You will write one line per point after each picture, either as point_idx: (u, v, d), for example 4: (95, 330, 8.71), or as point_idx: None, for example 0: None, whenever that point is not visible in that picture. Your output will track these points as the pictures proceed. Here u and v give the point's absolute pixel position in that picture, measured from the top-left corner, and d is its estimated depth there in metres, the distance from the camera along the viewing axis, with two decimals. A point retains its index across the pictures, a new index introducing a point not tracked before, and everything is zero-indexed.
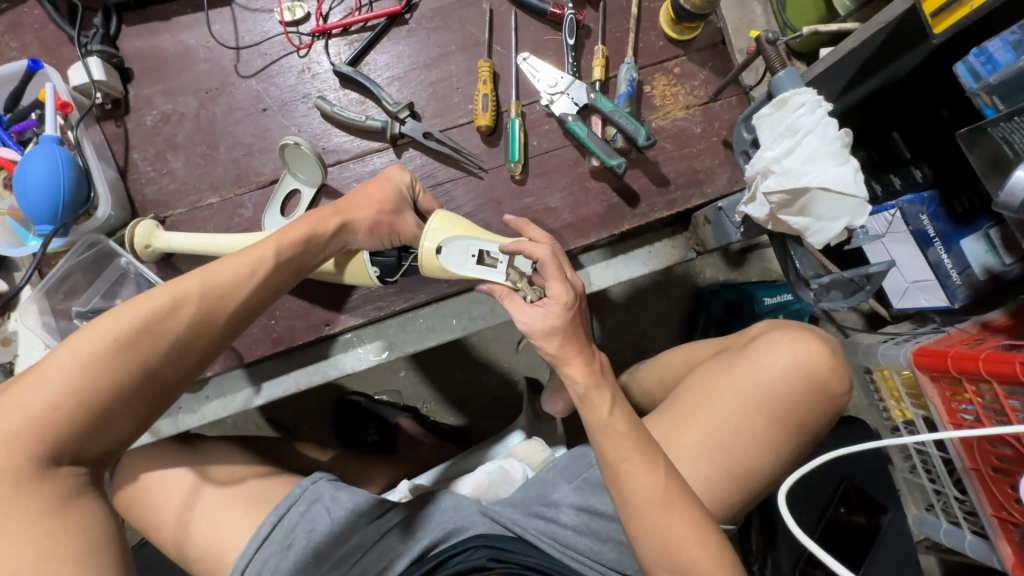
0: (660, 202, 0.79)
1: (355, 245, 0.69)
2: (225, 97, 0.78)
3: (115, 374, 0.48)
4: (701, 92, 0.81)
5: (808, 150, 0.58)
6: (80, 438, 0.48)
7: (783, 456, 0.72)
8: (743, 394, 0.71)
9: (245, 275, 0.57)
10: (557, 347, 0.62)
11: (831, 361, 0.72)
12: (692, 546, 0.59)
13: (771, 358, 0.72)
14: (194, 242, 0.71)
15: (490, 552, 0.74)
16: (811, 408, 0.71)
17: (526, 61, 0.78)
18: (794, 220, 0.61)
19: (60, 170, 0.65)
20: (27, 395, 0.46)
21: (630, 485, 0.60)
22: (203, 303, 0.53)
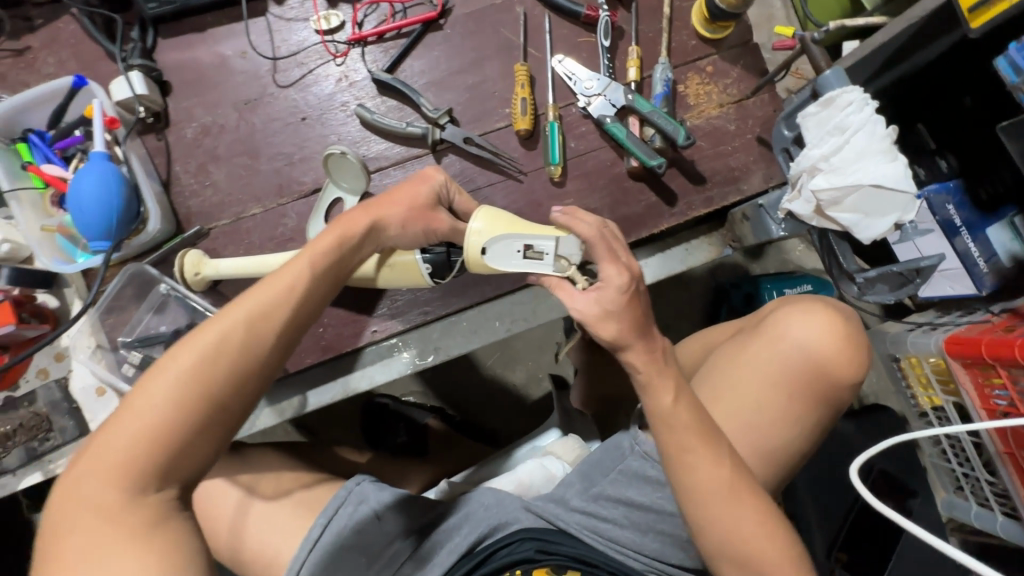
0: (697, 200, 0.80)
1: (392, 241, 0.67)
2: (263, 107, 0.78)
3: (186, 412, 0.47)
4: (734, 90, 0.82)
5: (858, 148, 0.60)
6: (168, 473, 0.47)
7: (811, 430, 0.71)
8: (761, 372, 0.70)
9: (288, 288, 0.53)
10: (615, 332, 0.60)
11: (847, 328, 0.70)
12: (749, 535, 0.61)
13: (789, 333, 0.70)
14: (241, 266, 0.71)
15: (537, 544, 0.75)
16: (833, 379, 0.69)
17: (562, 64, 0.79)
18: (842, 216, 0.62)
19: (113, 188, 0.65)
20: (113, 436, 0.46)
21: (695, 476, 0.61)
22: (253, 326, 0.51)
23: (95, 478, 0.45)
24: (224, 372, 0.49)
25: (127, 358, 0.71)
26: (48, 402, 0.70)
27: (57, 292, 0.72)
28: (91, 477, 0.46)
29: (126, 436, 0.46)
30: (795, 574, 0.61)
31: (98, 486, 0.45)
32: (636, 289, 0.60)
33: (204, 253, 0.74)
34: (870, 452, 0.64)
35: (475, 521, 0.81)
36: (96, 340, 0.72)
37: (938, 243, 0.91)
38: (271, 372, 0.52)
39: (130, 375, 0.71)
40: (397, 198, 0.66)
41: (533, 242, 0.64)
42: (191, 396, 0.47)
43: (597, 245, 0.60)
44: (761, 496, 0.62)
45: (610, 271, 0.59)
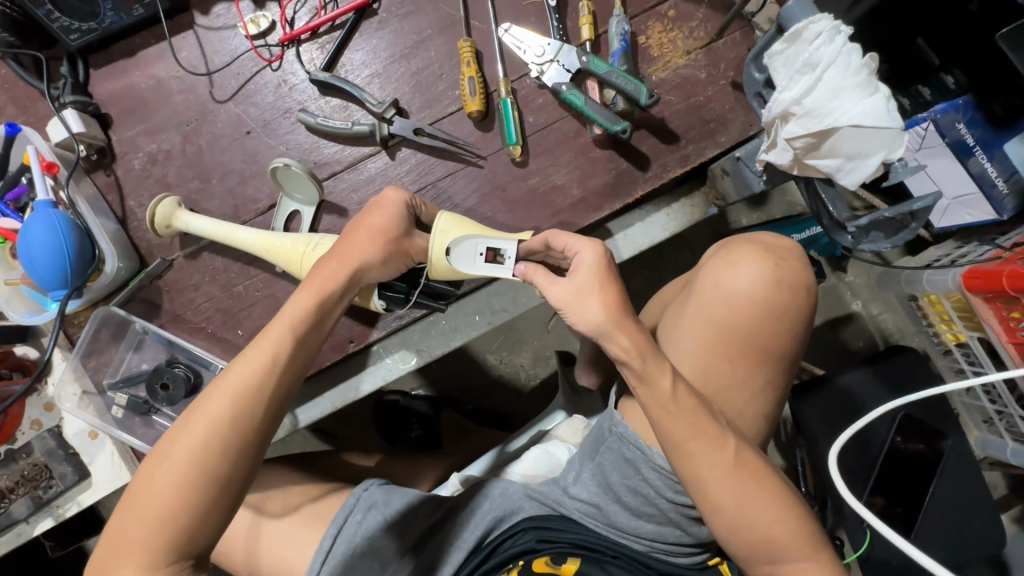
0: (672, 160, 0.75)
1: (375, 279, 0.66)
2: (206, 127, 0.75)
3: (195, 489, 0.51)
4: (701, 32, 0.75)
5: (831, 86, 0.53)
6: (188, 543, 0.51)
7: (763, 393, 0.65)
8: (706, 325, 0.64)
9: (269, 356, 0.55)
10: (602, 306, 0.55)
11: (785, 273, 0.65)
12: (764, 523, 0.57)
13: (727, 282, 0.65)
14: (213, 229, 0.70)
15: (537, 534, 0.75)
16: (766, 333, 0.64)
17: (509, 33, 0.74)
18: (822, 163, 0.57)
19: (61, 235, 0.64)
20: (134, 514, 0.50)
21: (695, 464, 0.57)
22: (242, 398, 0.53)
23: (118, 557, 0.49)
24: (221, 448, 0.52)
25: (115, 399, 0.73)
26: (44, 451, 0.71)
27: (36, 342, 0.72)
28: (116, 559, 0.50)
29: (144, 515, 0.50)
30: (812, 547, 0.58)
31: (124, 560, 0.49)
32: (609, 268, 0.57)
33: (184, 204, 0.73)
34: (857, 432, 0.67)
35: (480, 514, 0.81)
36: (81, 386, 0.72)
37: (950, 167, 0.82)
38: (269, 434, 0.55)
39: (121, 416, 0.73)
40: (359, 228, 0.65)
41: (494, 246, 0.63)
42: (191, 474, 0.51)
43: (555, 236, 0.61)
44: (769, 476, 0.59)
45: (579, 245, 0.59)
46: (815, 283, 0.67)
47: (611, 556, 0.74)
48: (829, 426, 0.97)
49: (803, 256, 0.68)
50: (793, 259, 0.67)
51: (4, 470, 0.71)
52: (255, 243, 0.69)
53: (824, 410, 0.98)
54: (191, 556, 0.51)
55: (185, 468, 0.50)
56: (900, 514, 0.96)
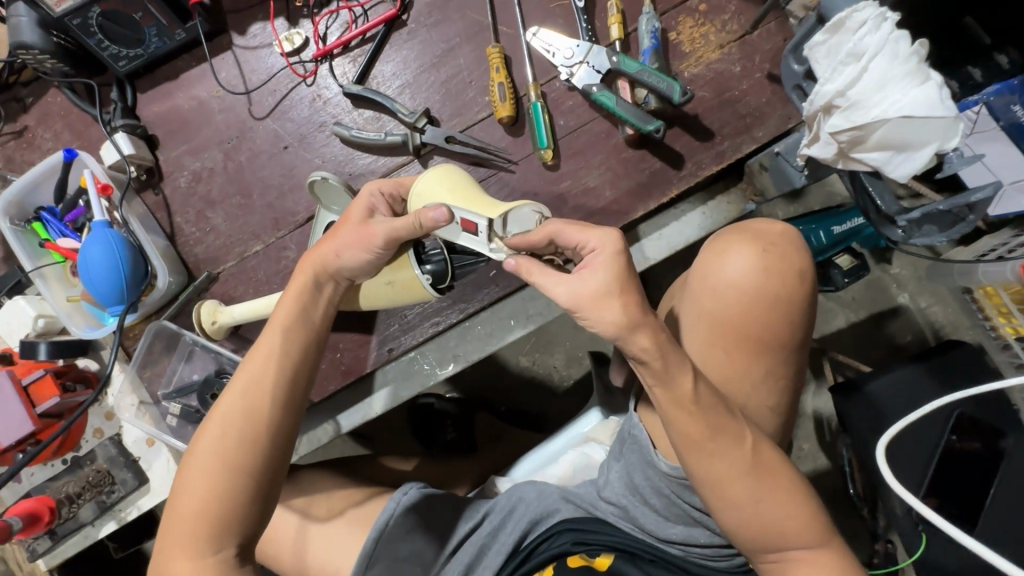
0: (707, 157, 0.73)
1: (348, 269, 0.66)
2: (246, 143, 0.78)
3: (226, 479, 0.55)
4: (734, 25, 0.73)
5: (876, 77, 0.51)
6: (232, 528, 0.54)
7: (766, 381, 0.62)
8: (700, 319, 0.63)
9: (267, 358, 0.59)
10: (619, 313, 0.52)
11: (773, 259, 0.61)
12: (773, 514, 0.56)
13: (716, 273, 0.62)
14: (255, 307, 0.72)
15: (573, 536, 0.76)
16: (769, 321, 0.61)
17: (537, 37, 0.73)
18: (868, 156, 0.54)
19: (117, 254, 0.67)
20: (179, 511, 0.54)
21: (715, 463, 0.56)
22: (251, 392, 0.58)
23: (172, 550, 0.53)
24: (252, 451, 0.56)
25: (169, 409, 0.76)
26: (106, 458, 0.75)
27: (94, 355, 0.76)
28: (169, 555, 0.54)
29: (187, 509, 0.54)
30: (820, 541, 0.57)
31: (179, 549, 0.53)
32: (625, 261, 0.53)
33: (221, 302, 0.76)
34: (896, 421, 0.66)
35: (517, 516, 0.81)
36: (138, 397, 0.76)
37: (1007, 153, 0.77)
38: (287, 424, 0.59)
39: (175, 425, 0.76)
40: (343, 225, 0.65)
41: (462, 216, 0.62)
42: (220, 471, 0.55)
43: (560, 231, 0.57)
44: (779, 471, 0.57)
45: (591, 238, 0.54)
46: (810, 264, 0.63)
47: (649, 559, 0.73)
48: (878, 422, 0.93)
49: (802, 242, 0.64)
50: (781, 239, 0.63)
51: (70, 476, 0.75)
52: None
53: (870, 409, 0.94)
54: (235, 541, 0.54)
55: (213, 460, 0.55)
56: (956, 515, 0.91)
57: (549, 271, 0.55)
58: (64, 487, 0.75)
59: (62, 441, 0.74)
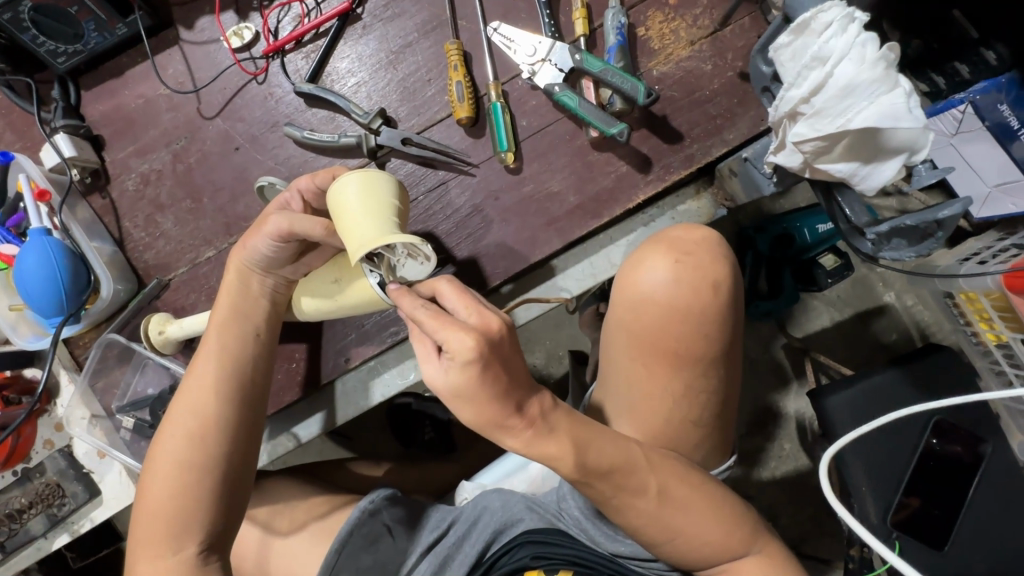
0: (676, 160, 0.70)
1: (261, 265, 0.63)
2: (196, 145, 0.74)
3: (181, 481, 0.57)
4: (706, 21, 0.70)
5: (843, 82, 0.47)
6: (191, 527, 0.57)
7: (686, 396, 0.60)
8: (621, 335, 0.61)
9: (208, 362, 0.62)
10: (474, 413, 0.44)
11: (686, 270, 0.59)
12: (697, 533, 0.54)
13: (634, 287, 0.60)
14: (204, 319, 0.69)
15: (533, 550, 0.75)
16: (686, 335, 0.59)
17: (498, 32, 0.70)
18: (835, 168, 0.50)
19: (55, 262, 0.64)
20: (144, 514, 0.58)
21: (631, 501, 0.52)
22: (196, 397, 0.60)
23: (143, 552, 0.57)
24: (202, 446, 0.59)
25: (123, 422, 0.74)
26: (56, 471, 0.73)
27: (41, 366, 0.74)
28: (140, 557, 0.57)
29: (151, 514, 0.57)
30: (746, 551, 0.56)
31: (148, 549, 0.56)
32: (486, 362, 0.43)
33: (172, 315, 0.73)
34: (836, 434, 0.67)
35: (481, 526, 0.80)
36: (90, 409, 0.73)
37: (991, 155, 0.74)
38: (231, 423, 0.61)
39: (129, 438, 0.74)
40: (255, 233, 0.61)
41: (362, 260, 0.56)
42: (176, 473, 0.58)
43: (434, 313, 0.44)
44: (701, 488, 0.56)
45: (451, 335, 0.43)
46: (727, 274, 0.60)
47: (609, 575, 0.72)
48: (856, 426, 0.91)
49: (725, 248, 0.62)
50: (701, 248, 0.61)
51: (20, 489, 0.73)
52: None
53: (850, 411, 0.92)
54: (193, 540, 0.57)
55: (168, 464, 0.58)
56: (935, 516, 0.90)
57: (423, 337, 0.45)
58: (13, 500, 0.73)
59: (11, 453, 0.72)
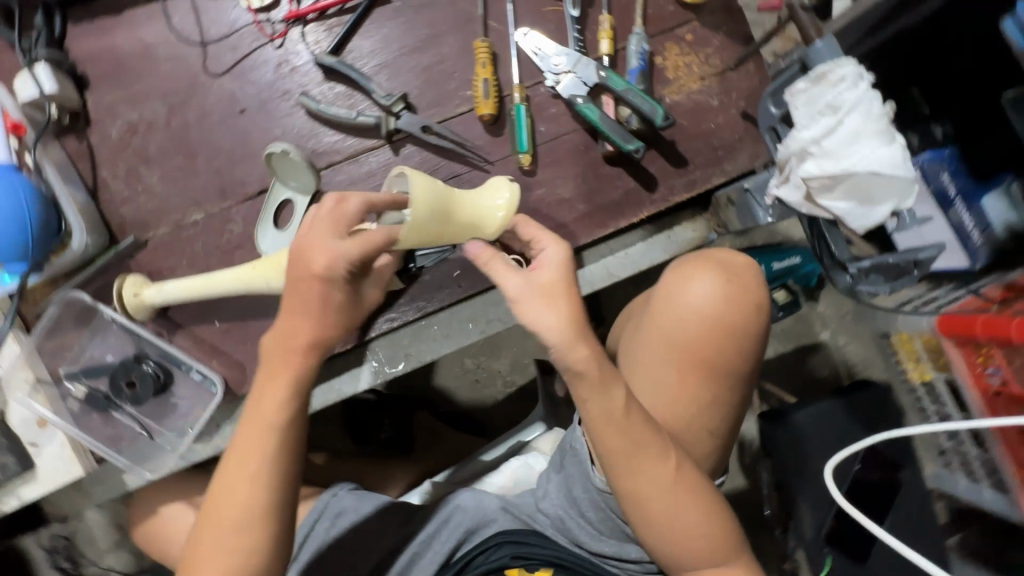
0: (679, 183, 0.75)
1: (324, 288, 0.55)
2: (196, 101, 0.70)
3: (252, 524, 0.55)
4: (717, 60, 0.75)
5: (851, 130, 0.53)
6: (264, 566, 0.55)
7: (709, 407, 0.63)
8: (657, 337, 0.64)
9: (274, 395, 0.55)
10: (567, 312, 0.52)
11: (732, 290, 0.63)
12: (692, 532, 0.59)
13: (680, 295, 0.63)
14: (188, 288, 0.66)
15: (512, 549, 0.75)
16: (723, 350, 0.62)
17: (527, 38, 0.71)
18: (833, 204, 0.56)
19: (23, 202, 0.57)
20: (211, 556, 0.54)
21: (639, 480, 0.57)
22: (262, 433, 0.55)
23: None
24: (274, 486, 0.55)
25: (72, 390, 0.67)
26: None
27: None
28: None
29: (219, 557, 0.54)
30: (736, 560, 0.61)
31: None
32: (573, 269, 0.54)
33: (149, 278, 0.68)
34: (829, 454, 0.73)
35: (452, 526, 0.79)
36: (34, 373, 0.65)
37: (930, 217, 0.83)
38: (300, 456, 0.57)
39: (76, 409, 0.67)
40: (297, 262, 0.55)
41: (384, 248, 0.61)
42: (249, 515, 0.54)
43: (523, 224, 0.57)
44: (705, 493, 0.60)
45: (545, 241, 0.56)
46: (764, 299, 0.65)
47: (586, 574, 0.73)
48: (802, 447, 0.99)
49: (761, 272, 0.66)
50: (747, 271, 0.64)
51: None
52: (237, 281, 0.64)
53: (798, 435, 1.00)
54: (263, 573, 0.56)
55: (242, 507, 0.54)
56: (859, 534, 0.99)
57: (497, 258, 0.53)
58: None
59: None
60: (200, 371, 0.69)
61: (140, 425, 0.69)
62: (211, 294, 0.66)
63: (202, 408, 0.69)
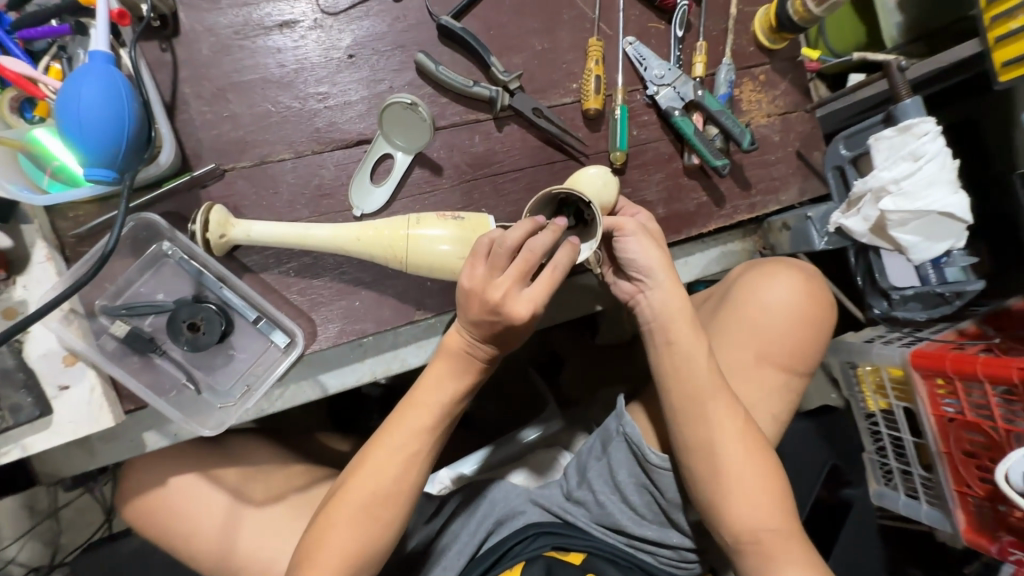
0: (742, 205, 0.82)
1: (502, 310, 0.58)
2: (302, 36, 0.66)
3: (402, 474, 0.62)
4: (782, 102, 0.84)
5: (928, 176, 0.64)
6: (393, 513, 0.62)
7: (779, 390, 0.73)
8: (736, 324, 0.73)
9: (463, 375, 0.63)
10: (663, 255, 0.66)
11: (804, 297, 0.73)
12: (754, 497, 0.64)
13: (762, 291, 0.73)
14: (280, 233, 0.59)
15: (552, 539, 0.75)
16: (790, 343, 0.73)
17: (634, 48, 0.76)
18: (903, 236, 0.67)
19: (122, 100, 0.50)
20: (360, 484, 0.61)
21: (708, 430, 0.64)
22: (440, 407, 0.63)
23: (344, 512, 0.61)
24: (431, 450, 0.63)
25: (111, 326, 0.59)
26: None
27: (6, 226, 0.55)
28: (340, 518, 0.61)
29: (366, 491, 0.61)
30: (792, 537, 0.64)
31: (351, 519, 0.60)
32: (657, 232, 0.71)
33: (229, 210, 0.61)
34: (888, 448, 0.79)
35: (481, 517, 0.81)
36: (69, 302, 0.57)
37: None
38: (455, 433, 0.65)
39: (113, 348, 0.59)
40: (472, 302, 0.57)
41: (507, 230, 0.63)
42: (404, 465, 0.62)
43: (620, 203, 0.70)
44: (767, 463, 0.66)
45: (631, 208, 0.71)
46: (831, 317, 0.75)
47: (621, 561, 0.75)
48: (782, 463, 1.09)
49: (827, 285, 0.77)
50: (819, 284, 0.75)
51: None
52: (343, 236, 0.60)
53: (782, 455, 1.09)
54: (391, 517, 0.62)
55: (403, 459, 0.62)
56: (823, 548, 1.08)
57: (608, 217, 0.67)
58: None
59: None
60: (264, 319, 0.63)
61: (184, 373, 0.62)
62: (304, 248, 0.60)
63: (264, 365, 0.64)
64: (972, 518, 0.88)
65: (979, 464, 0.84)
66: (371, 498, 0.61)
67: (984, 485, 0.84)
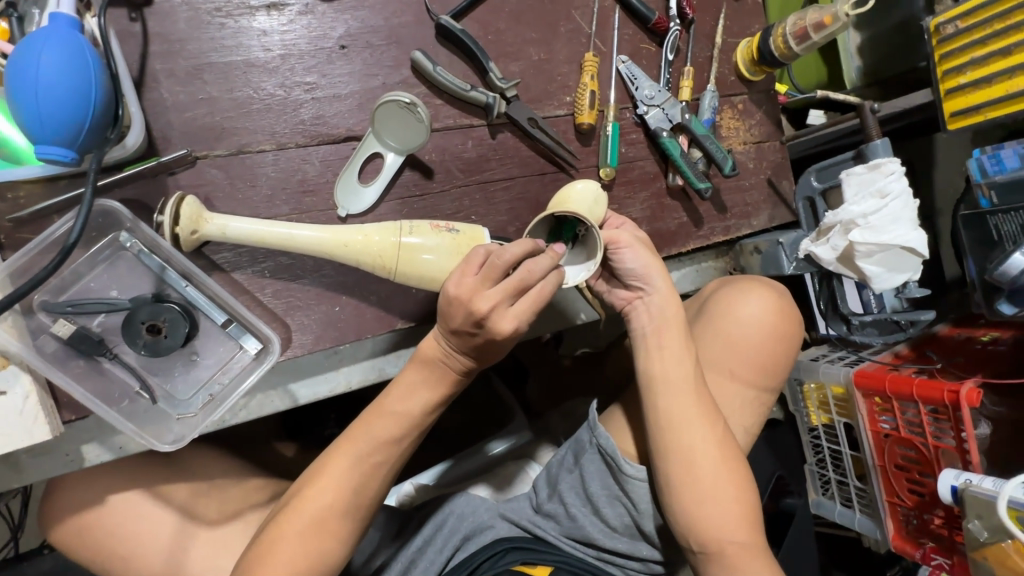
0: (718, 227, 0.85)
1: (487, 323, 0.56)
2: (290, 20, 0.61)
3: (359, 481, 0.58)
4: (757, 131, 0.88)
5: (893, 213, 0.69)
6: (349, 520, 0.58)
7: (750, 402, 0.75)
8: (715, 334, 0.76)
9: (432, 381, 0.59)
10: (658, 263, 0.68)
11: (777, 317, 0.76)
12: (728, 505, 0.65)
13: (739, 304, 0.76)
14: (260, 232, 0.54)
15: (520, 555, 0.72)
16: (763, 357, 0.75)
17: (626, 66, 0.77)
18: (868, 267, 0.71)
19: (87, 71, 0.44)
20: (316, 492, 0.56)
21: (689, 435, 0.65)
22: (405, 415, 0.59)
23: (296, 517, 0.56)
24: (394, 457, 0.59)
25: (53, 327, 0.52)
26: None
27: None
28: (291, 526, 0.56)
29: (322, 498, 0.56)
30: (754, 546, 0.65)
31: (304, 527, 0.56)
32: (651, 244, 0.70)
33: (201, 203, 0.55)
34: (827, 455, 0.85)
35: (449, 532, 0.77)
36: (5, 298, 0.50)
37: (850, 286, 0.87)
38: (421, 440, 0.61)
39: (54, 352, 0.53)
40: (456, 311, 0.54)
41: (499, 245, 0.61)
42: (364, 471, 0.58)
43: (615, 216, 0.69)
44: (740, 473, 0.67)
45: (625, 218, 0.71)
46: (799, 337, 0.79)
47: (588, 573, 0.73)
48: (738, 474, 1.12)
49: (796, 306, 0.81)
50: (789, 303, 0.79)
51: None
52: (329, 240, 0.56)
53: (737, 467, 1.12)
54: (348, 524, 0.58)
55: (367, 466, 0.58)
56: None
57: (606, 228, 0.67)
58: None
59: None
60: (231, 322, 0.58)
61: (136, 380, 0.56)
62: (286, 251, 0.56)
63: (228, 371, 0.59)
64: (901, 525, 0.92)
65: (911, 477, 0.88)
66: (329, 508, 0.56)
67: (912, 495, 0.88)
